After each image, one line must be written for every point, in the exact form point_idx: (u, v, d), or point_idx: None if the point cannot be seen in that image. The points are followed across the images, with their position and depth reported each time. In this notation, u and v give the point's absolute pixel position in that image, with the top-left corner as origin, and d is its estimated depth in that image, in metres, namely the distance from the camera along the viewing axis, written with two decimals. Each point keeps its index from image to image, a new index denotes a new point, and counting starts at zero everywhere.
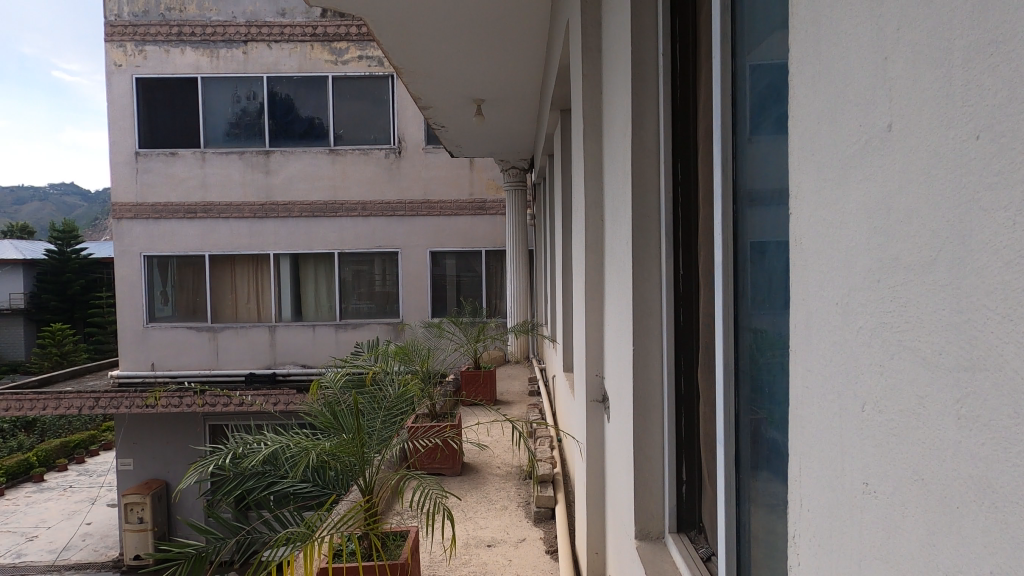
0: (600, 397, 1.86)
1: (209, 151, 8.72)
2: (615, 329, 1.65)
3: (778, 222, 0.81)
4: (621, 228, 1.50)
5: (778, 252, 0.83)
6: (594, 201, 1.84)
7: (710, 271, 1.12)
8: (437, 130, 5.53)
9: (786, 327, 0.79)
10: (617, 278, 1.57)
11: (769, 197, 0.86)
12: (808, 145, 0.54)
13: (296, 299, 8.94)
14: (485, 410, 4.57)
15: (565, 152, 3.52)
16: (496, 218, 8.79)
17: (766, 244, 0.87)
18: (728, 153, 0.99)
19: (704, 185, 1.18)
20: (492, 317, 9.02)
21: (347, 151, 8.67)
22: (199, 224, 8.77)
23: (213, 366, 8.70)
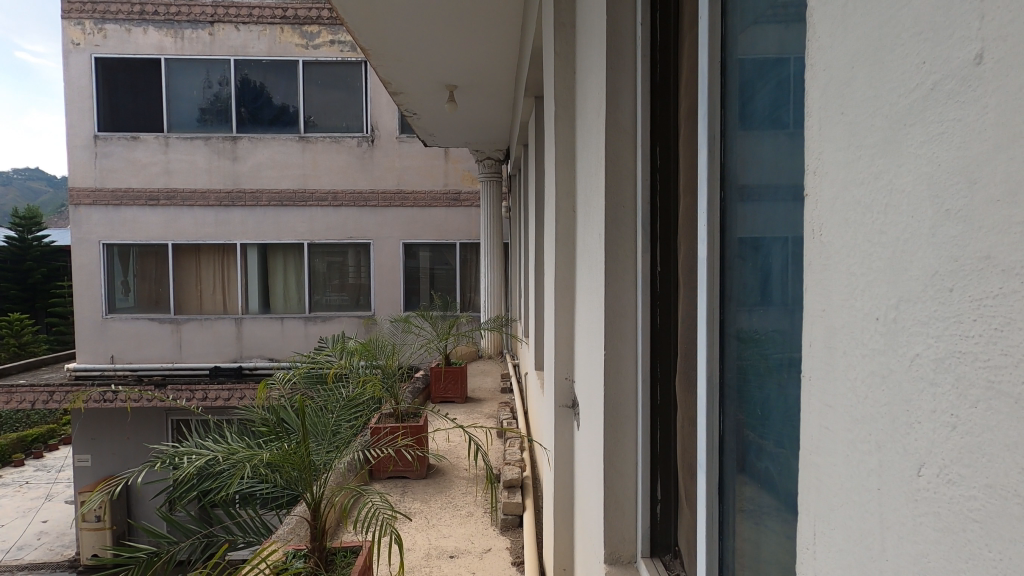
0: (570, 402, 1.72)
1: (173, 136, 8.38)
2: (585, 329, 1.52)
3: (773, 209, 0.68)
4: (593, 220, 1.36)
5: (773, 250, 0.69)
6: (565, 192, 1.70)
7: (692, 269, 0.98)
8: (409, 118, 5.35)
9: (787, 338, 0.65)
10: (588, 276, 1.43)
11: (762, 179, 0.72)
12: (836, 93, 0.40)
13: (264, 291, 8.67)
14: (456, 408, 4.42)
15: (540, 141, 3.39)
16: (471, 210, 8.62)
17: (758, 239, 0.73)
18: (715, 131, 0.84)
19: (686, 171, 1.04)
20: (466, 311, 8.86)
21: (318, 139, 8.41)
22: (162, 212, 8.44)
23: (176, 359, 8.40)
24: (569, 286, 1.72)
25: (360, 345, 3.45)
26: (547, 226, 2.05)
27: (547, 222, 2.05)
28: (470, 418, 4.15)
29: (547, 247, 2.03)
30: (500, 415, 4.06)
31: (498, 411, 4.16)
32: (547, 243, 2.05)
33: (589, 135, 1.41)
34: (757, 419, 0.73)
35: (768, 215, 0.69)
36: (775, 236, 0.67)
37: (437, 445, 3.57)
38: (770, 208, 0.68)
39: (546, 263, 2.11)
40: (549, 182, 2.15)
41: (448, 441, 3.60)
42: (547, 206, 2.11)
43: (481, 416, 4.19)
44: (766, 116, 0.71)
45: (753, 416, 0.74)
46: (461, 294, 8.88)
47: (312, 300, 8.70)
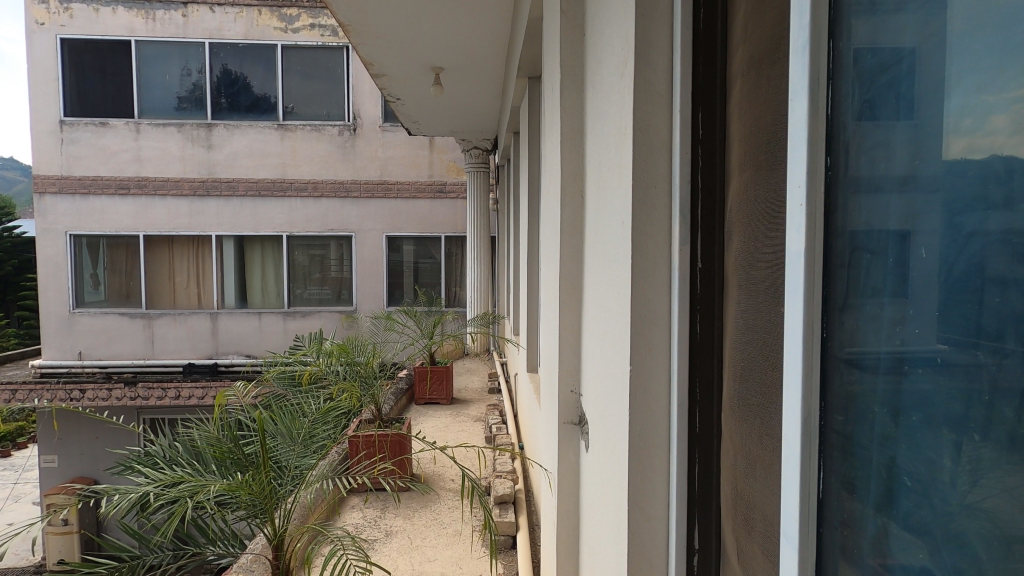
0: (576, 418, 1.49)
1: (145, 122, 8.01)
2: (598, 335, 1.27)
3: (958, 179, 0.43)
4: (612, 207, 1.12)
5: (951, 246, 0.44)
6: (572, 176, 1.46)
7: (767, 264, 0.74)
8: (393, 103, 5.08)
9: (984, 379, 0.41)
10: (604, 273, 1.19)
11: (919, 130, 0.47)
12: None
13: (241, 284, 8.34)
14: (443, 411, 4.18)
15: (534, 125, 3.14)
16: (457, 202, 8.36)
17: (912, 225, 0.48)
18: (820, 68, 0.57)
19: (751, 139, 0.80)
20: (451, 307, 8.61)
21: (298, 127, 8.09)
22: (133, 201, 8.05)
23: (148, 355, 8.06)
24: (579, 287, 1.48)
25: (339, 349, 3.17)
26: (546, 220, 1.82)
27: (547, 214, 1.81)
28: (455, 422, 3.91)
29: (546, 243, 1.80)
30: (489, 419, 3.83)
31: (486, 415, 3.92)
32: (546, 239, 1.82)
33: (607, 104, 1.17)
34: (892, 477, 0.50)
35: (944, 187, 0.44)
36: (968, 223, 0.42)
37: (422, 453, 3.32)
38: (945, 172, 0.44)
39: (545, 259, 1.88)
40: (547, 171, 1.93)
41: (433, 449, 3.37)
42: (546, 198, 1.87)
43: (468, 420, 3.95)
44: (919, 38, 0.47)
45: (884, 465, 0.51)
46: (447, 289, 8.62)
47: (292, 294, 8.40)
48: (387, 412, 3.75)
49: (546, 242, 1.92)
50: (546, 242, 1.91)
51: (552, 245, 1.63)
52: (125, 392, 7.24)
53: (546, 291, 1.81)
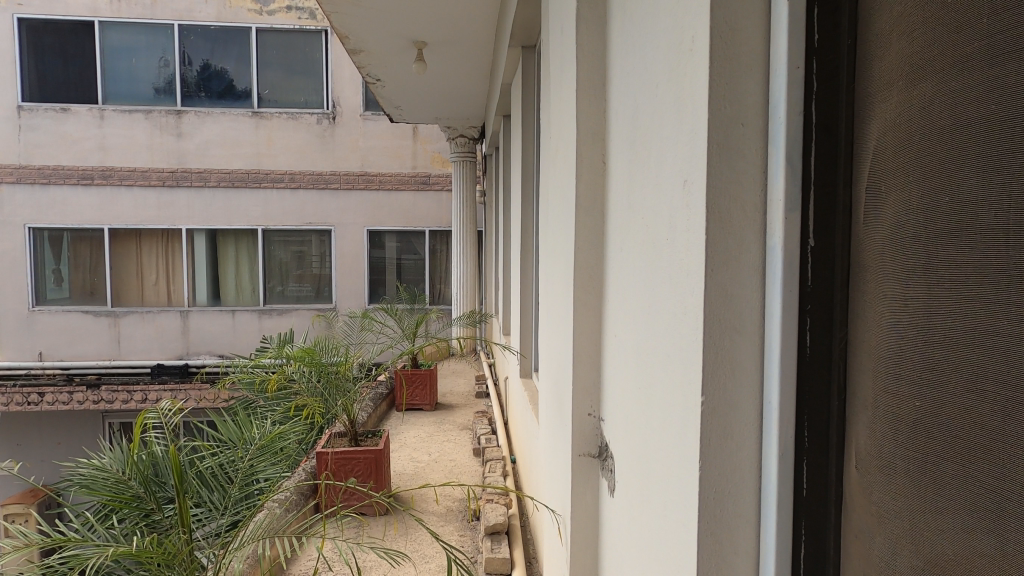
0: (596, 451, 1.15)
1: (109, 108, 7.55)
2: (630, 345, 0.94)
3: None
4: (663, 161, 0.79)
5: None
6: (592, 138, 1.13)
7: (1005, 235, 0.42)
8: (372, 85, 4.71)
9: None
10: (646, 258, 0.86)
11: None
12: None
13: (213, 281, 7.92)
14: (427, 419, 3.83)
15: (528, 101, 2.82)
16: (442, 195, 7.99)
17: None
18: None
19: (953, 27, 0.48)
20: (436, 304, 8.24)
21: (273, 114, 7.68)
22: (97, 192, 7.56)
23: (114, 356, 7.61)
24: (599, 281, 1.15)
25: (309, 354, 2.79)
26: (551, 197, 1.49)
27: (550, 190, 1.48)
28: (440, 431, 3.57)
29: (550, 223, 1.47)
30: (477, 427, 3.49)
31: (474, 423, 3.59)
32: (550, 221, 1.48)
33: (652, 25, 0.83)
34: None
35: None
36: None
37: (403, 468, 2.98)
38: None
39: (549, 250, 1.56)
40: (550, 143, 1.60)
41: (413, 464, 3.03)
42: (550, 173, 1.54)
43: (453, 428, 3.62)
44: None
45: None
46: (431, 286, 8.25)
47: (267, 289, 8.02)
48: (364, 422, 3.39)
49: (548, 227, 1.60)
50: (549, 227, 1.59)
51: (560, 228, 1.29)
52: (88, 394, 6.79)
53: (550, 286, 1.48)
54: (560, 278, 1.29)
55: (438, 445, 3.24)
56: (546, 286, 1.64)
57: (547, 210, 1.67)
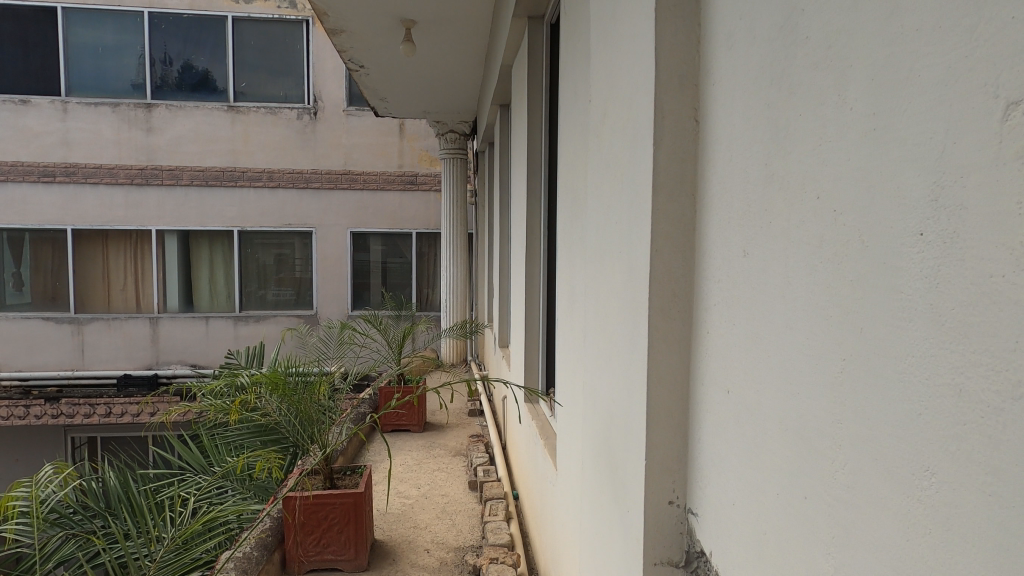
0: (684, 558, 0.76)
1: (72, 100, 7.05)
2: (777, 421, 0.56)
3: None
4: (907, 86, 0.40)
5: None
6: (677, 89, 0.74)
7: None
8: (355, 73, 4.31)
9: None
10: (836, 268, 0.47)
11: None
12: None
13: (185, 286, 7.45)
14: (414, 443, 3.43)
15: (534, 80, 2.42)
16: (430, 195, 7.56)
17: None
18: None
19: None
20: (423, 311, 7.81)
21: (250, 109, 7.23)
22: (59, 190, 7.03)
23: (77, 366, 7.09)
24: (685, 305, 0.76)
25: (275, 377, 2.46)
26: (591, 185, 1.10)
27: (591, 176, 1.09)
28: (429, 457, 3.18)
29: (591, 220, 1.08)
30: (472, 454, 3.10)
31: (468, 449, 3.20)
32: (590, 220, 1.10)
33: None
34: None
35: None
36: None
37: (388, 505, 2.58)
38: None
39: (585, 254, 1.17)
40: (586, 116, 1.21)
41: (400, 501, 2.62)
42: (588, 154, 1.16)
43: (444, 454, 3.22)
44: None
45: None
46: (417, 291, 7.80)
47: (243, 294, 7.53)
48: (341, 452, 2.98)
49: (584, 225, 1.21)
50: (585, 225, 1.20)
51: (618, 220, 0.89)
52: (46, 408, 6.30)
53: (588, 307, 1.09)
54: (615, 296, 0.90)
55: (430, 477, 2.85)
56: (579, 305, 1.25)
57: (581, 204, 1.27)
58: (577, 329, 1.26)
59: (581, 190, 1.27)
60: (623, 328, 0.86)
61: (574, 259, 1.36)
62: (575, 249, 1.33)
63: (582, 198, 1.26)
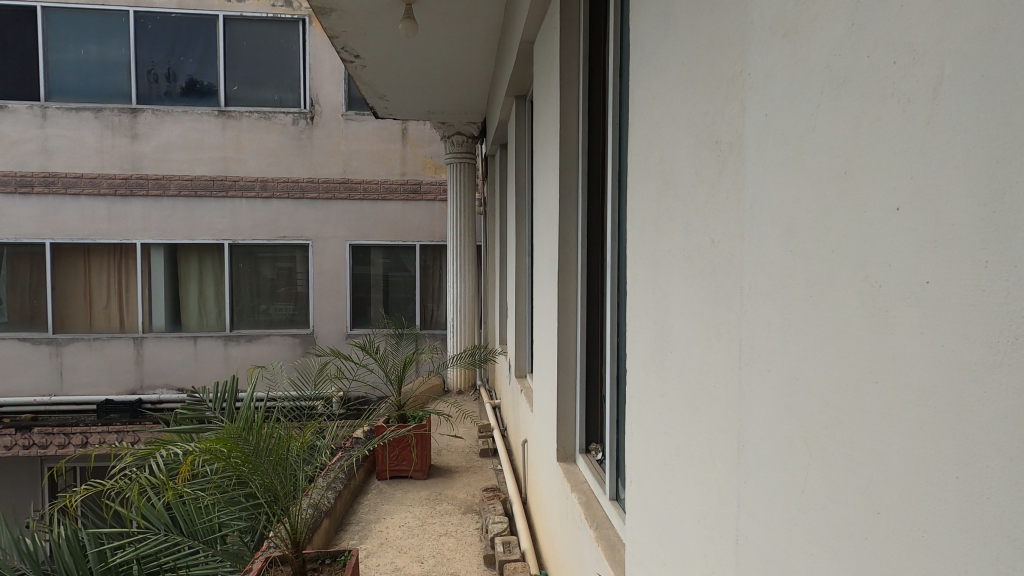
0: None
1: (52, 105, 6.59)
2: None
3: None
4: None
5: None
6: None
7: None
8: (349, 64, 3.83)
9: None
10: None
11: None
12: None
13: (173, 304, 6.94)
14: (416, 496, 2.88)
15: (567, 47, 1.88)
16: (434, 204, 7.04)
17: None
18: None
19: None
20: (428, 329, 7.25)
21: (242, 114, 6.76)
22: (37, 202, 6.55)
23: (55, 391, 6.56)
24: None
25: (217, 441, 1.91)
26: (763, 152, 0.58)
27: (777, 131, 0.56)
28: (435, 517, 2.63)
29: (777, 219, 0.55)
30: (488, 517, 2.54)
31: (482, 507, 2.64)
32: (772, 214, 0.56)
33: None
34: None
35: None
36: None
37: None
38: None
39: (739, 284, 0.63)
40: (738, 30, 0.65)
41: None
42: (750, 92, 0.61)
43: (452, 513, 2.67)
44: None
45: None
46: (422, 308, 7.25)
47: (235, 312, 7.01)
48: (321, 520, 2.44)
49: (728, 227, 0.67)
50: (731, 228, 0.66)
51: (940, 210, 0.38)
52: (18, 438, 5.83)
53: (778, 389, 0.55)
54: (953, 393, 0.37)
55: (436, 550, 2.31)
56: (710, 373, 0.71)
57: (711, 190, 0.74)
58: (708, 416, 0.72)
59: (718, 166, 0.72)
60: (1022, 486, 0.33)
61: (684, 286, 0.81)
62: (692, 269, 0.79)
63: (718, 181, 0.71)
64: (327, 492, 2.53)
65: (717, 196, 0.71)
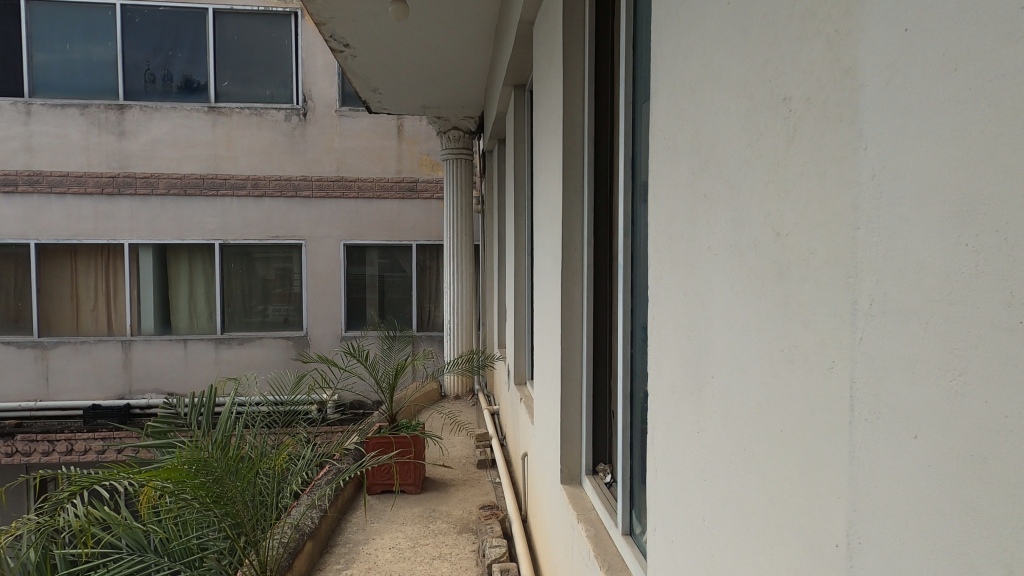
0: None
1: (37, 102, 6.40)
2: None
3: None
4: None
5: None
6: None
7: None
8: (339, 54, 3.64)
9: None
10: None
11: None
12: None
13: (163, 305, 6.75)
14: (408, 513, 2.68)
15: (570, 22, 1.69)
16: (431, 202, 6.84)
17: None
18: None
19: None
20: (425, 331, 7.05)
21: (233, 110, 6.56)
22: (21, 202, 6.35)
23: (41, 397, 6.36)
24: None
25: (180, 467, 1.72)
26: (896, 93, 0.40)
27: (933, 48, 0.37)
28: (427, 538, 2.44)
29: (931, 191, 0.37)
30: (485, 539, 2.35)
31: (478, 527, 2.46)
32: (925, 174, 0.37)
33: None
34: None
35: None
36: None
37: None
38: None
39: (849, 281, 0.44)
40: None
41: None
42: (872, 3, 0.42)
43: (447, 533, 2.48)
44: None
45: None
46: (419, 309, 7.06)
47: (227, 315, 6.82)
48: (298, 546, 2.23)
49: (822, 204, 0.48)
50: (829, 202, 0.47)
51: None
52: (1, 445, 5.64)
53: (939, 438, 0.36)
54: None
55: None
56: (789, 405, 0.52)
57: (777, 167, 0.56)
58: (783, 463, 0.53)
59: (795, 124, 0.53)
60: None
61: (739, 287, 0.62)
62: (751, 263, 0.59)
63: (799, 143, 0.52)
64: (303, 515, 2.32)
65: (797, 163, 0.52)
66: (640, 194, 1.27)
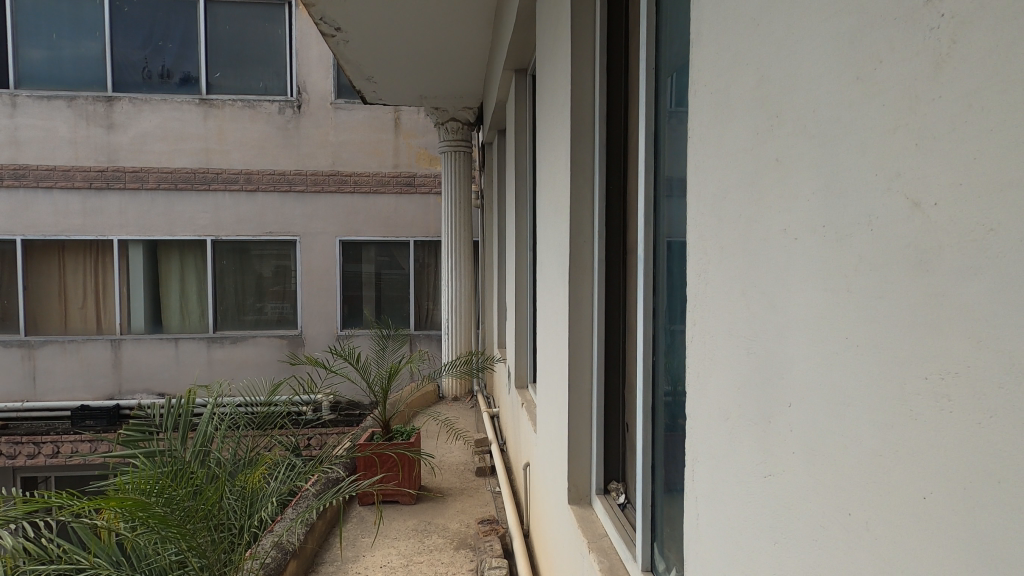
0: None
1: (22, 94, 6.20)
2: None
3: None
4: None
5: None
6: None
7: None
8: (330, 39, 3.45)
9: None
10: None
11: None
12: None
13: (154, 304, 6.56)
14: (401, 527, 2.51)
15: None
16: (429, 197, 6.66)
17: None
18: None
19: None
20: (423, 329, 6.87)
21: (225, 102, 6.37)
22: (7, 196, 6.16)
23: (29, 397, 6.17)
24: None
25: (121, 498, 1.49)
26: None
27: None
28: (423, 555, 2.26)
29: None
30: (483, 559, 2.18)
31: (477, 544, 2.28)
32: None
33: None
34: None
35: None
36: None
37: None
38: None
39: None
40: None
41: None
42: None
43: (443, 550, 2.30)
44: None
45: None
46: (416, 306, 6.88)
47: (219, 313, 6.63)
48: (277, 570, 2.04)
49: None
50: None
51: None
52: None
53: None
54: None
55: None
56: (956, 461, 0.34)
57: (906, 113, 0.38)
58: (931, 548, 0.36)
59: (952, 40, 0.35)
60: None
61: (839, 288, 0.44)
62: (867, 255, 0.42)
63: (962, 71, 0.34)
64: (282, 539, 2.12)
65: (954, 100, 0.34)
66: (664, 186, 1.09)
